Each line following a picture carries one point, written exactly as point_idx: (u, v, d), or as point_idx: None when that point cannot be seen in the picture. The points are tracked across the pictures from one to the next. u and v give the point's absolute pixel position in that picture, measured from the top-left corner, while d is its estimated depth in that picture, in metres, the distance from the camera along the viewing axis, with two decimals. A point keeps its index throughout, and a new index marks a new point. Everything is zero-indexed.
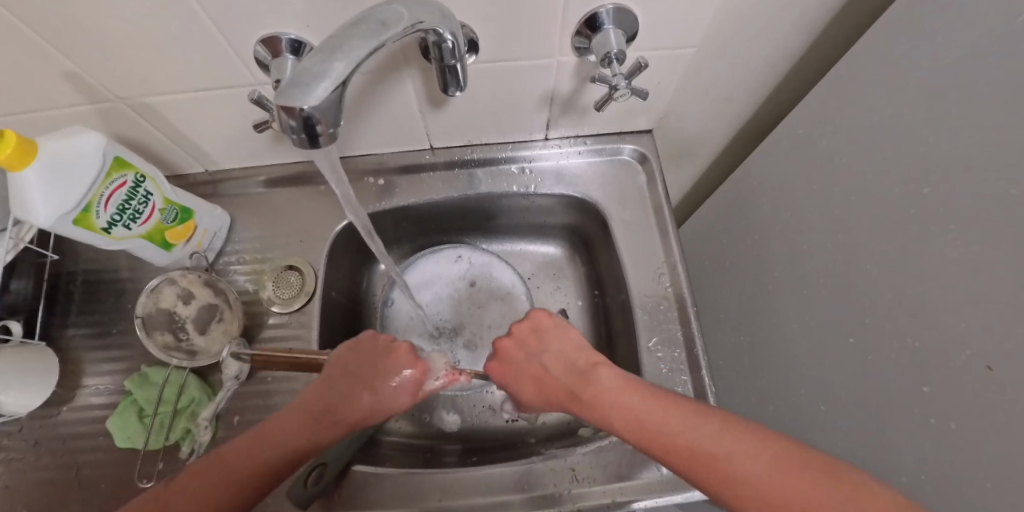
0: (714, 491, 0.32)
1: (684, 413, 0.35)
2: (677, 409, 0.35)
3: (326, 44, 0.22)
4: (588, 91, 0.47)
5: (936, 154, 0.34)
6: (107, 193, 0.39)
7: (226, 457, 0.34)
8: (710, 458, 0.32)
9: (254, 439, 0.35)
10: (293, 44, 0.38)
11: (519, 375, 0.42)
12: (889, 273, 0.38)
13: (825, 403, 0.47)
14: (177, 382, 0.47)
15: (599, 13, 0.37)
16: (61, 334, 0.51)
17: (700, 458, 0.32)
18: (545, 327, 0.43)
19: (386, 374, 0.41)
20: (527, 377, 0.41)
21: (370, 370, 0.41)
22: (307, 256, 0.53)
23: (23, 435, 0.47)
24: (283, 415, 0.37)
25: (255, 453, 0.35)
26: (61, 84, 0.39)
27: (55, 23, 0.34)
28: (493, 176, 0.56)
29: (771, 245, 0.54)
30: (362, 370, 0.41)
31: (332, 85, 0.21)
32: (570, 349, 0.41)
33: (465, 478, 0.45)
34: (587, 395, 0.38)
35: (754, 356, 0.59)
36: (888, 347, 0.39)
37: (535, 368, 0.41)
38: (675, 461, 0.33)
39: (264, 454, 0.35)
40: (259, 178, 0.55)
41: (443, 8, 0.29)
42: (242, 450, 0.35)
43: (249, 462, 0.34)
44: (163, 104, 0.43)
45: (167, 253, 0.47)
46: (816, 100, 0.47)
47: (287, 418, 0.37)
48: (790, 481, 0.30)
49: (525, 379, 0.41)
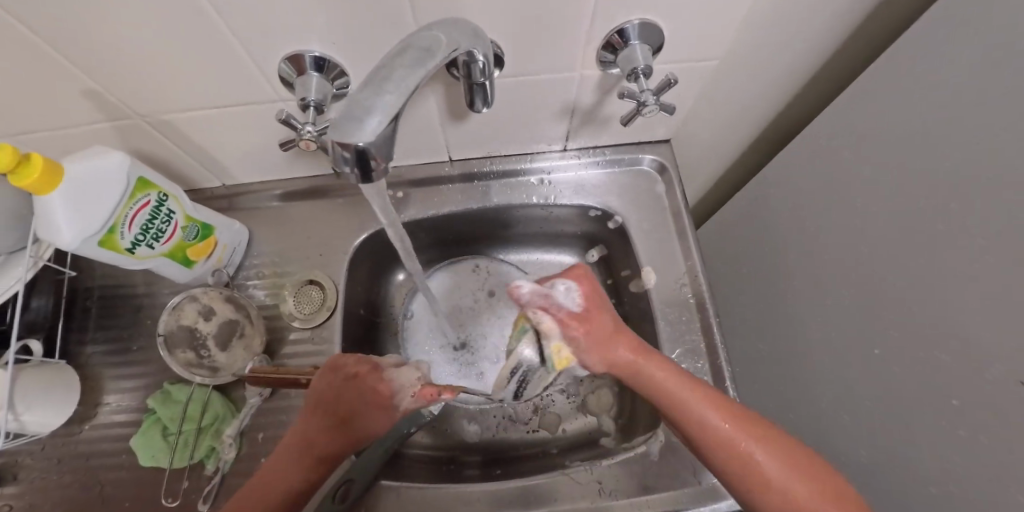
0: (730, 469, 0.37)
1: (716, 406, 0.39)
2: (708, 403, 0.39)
3: (375, 76, 0.21)
4: (610, 102, 0.47)
5: (968, 168, 0.33)
6: (132, 214, 0.39)
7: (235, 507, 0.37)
8: (733, 444, 0.37)
9: (254, 492, 0.38)
10: (317, 61, 0.37)
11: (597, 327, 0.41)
12: (916, 286, 0.38)
13: (849, 412, 0.47)
14: (200, 399, 0.46)
15: (626, 29, 0.37)
16: (80, 351, 0.51)
17: (735, 434, 0.38)
18: (592, 294, 0.42)
19: (358, 402, 0.43)
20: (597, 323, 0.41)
21: (344, 400, 0.42)
22: (326, 270, 0.53)
23: (44, 453, 0.47)
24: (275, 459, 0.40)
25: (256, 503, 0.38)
26: (81, 102, 0.39)
27: (79, 45, 0.34)
28: (511, 187, 0.55)
29: (794, 254, 0.54)
30: (336, 403, 0.42)
31: (385, 119, 0.21)
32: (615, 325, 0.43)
33: (490, 492, 0.45)
34: (639, 366, 0.41)
35: (776, 363, 0.59)
36: (916, 361, 0.39)
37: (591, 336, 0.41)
38: (702, 443, 0.38)
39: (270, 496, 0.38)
40: (275, 192, 0.55)
41: (477, 29, 0.29)
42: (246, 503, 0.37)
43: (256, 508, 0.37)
44: (183, 121, 0.43)
45: (188, 270, 0.47)
46: (840, 109, 0.47)
47: (284, 461, 0.40)
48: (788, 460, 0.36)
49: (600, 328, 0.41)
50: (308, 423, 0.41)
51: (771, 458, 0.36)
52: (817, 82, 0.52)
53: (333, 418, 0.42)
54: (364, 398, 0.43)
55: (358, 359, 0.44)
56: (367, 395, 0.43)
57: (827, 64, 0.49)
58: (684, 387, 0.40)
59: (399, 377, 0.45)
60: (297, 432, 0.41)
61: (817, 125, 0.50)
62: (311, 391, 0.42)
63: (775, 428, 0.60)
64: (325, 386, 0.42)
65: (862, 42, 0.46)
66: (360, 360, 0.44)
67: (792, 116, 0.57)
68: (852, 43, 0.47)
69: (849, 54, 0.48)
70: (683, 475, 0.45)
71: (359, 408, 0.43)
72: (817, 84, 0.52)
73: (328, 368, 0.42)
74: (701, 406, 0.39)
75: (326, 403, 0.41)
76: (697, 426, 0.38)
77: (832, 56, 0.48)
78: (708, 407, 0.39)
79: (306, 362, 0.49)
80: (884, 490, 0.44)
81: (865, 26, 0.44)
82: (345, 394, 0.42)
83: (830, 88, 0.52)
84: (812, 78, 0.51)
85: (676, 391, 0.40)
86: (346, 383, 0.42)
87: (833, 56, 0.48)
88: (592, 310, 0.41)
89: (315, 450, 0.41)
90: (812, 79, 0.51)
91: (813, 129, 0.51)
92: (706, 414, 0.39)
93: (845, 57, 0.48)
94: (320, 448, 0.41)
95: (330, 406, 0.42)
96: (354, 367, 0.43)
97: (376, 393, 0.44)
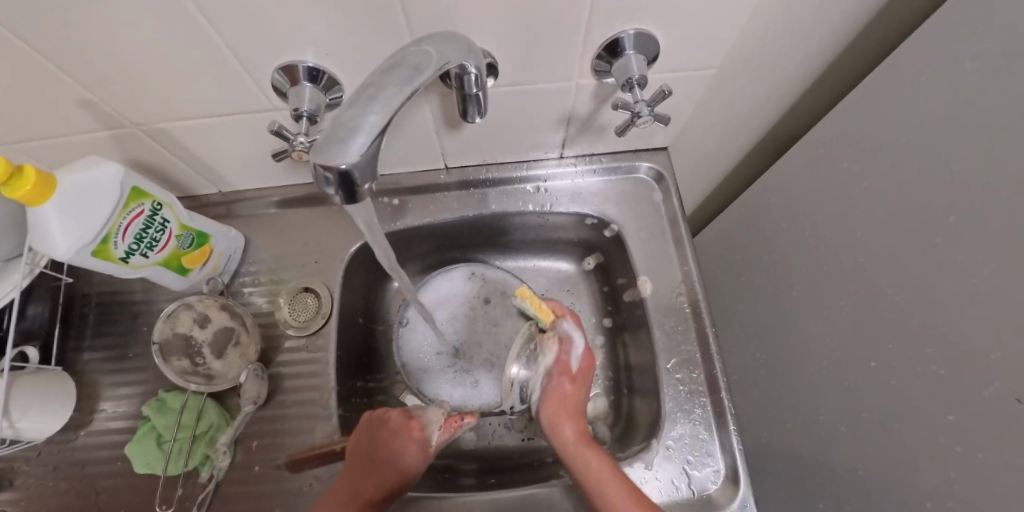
0: None
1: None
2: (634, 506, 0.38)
3: (360, 96, 0.21)
4: (607, 110, 0.46)
5: (970, 180, 0.33)
6: (125, 223, 0.39)
7: None
8: None
9: None
10: (310, 71, 0.37)
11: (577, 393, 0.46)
12: (914, 298, 0.38)
13: (846, 423, 0.47)
14: (194, 406, 0.46)
15: (621, 38, 0.37)
16: (76, 357, 0.51)
17: None
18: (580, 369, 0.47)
19: (393, 446, 0.43)
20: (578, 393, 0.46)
21: (382, 446, 0.42)
22: (322, 277, 0.53)
23: (41, 459, 0.47)
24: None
25: None
26: (76, 111, 0.39)
27: (72, 56, 0.34)
28: (507, 195, 0.55)
29: (792, 262, 0.54)
30: (375, 450, 0.42)
31: (370, 140, 0.21)
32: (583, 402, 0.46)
33: (487, 502, 0.44)
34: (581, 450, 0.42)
35: (773, 372, 0.59)
36: (913, 374, 0.39)
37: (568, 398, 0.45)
38: None
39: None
40: (271, 198, 0.55)
41: (468, 43, 0.29)
42: None
43: None
44: (178, 130, 0.43)
45: (184, 278, 0.47)
46: (841, 117, 0.46)
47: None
48: None
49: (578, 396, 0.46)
50: (351, 475, 0.40)
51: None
52: (818, 89, 0.51)
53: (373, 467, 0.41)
54: (400, 440, 0.43)
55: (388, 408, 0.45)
56: (402, 438, 0.43)
57: (828, 71, 0.49)
58: (615, 487, 0.39)
59: (426, 414, 0.47)
60: (342, 485, 0.40)
61: (817, 133, 0.50)
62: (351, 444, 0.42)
63: (771, 437, 0.60)
64: (363, 437, 0.42)
65: (863, 49, 0.46)
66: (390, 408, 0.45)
67: (792, 123, 0.56)
68: (854, 50, 0.46)
69: (851, 60, 0.47)
70: (677, 486, 0.45)
71: (394, 452, 0.42)
72: (818, 91, 0.52)
73: (366, 420, 0.44)
74: (624, 509, 0.38)
75: (365, 453, 0.41)
76: None
77: (833, 63, 0.48)
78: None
79: (301, 370, 0.49)
80: (880, 503, 0.43)
81: (867, 33, 0.44)
82: (381, 441, 0.42)
83: (831, 95, 0.52)
84: (813, 85, 0.51)
85: (603, 483, 0.40)
86: (381, 429, 0.43)
87: (835, 63, 0.48)
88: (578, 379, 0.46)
89: (359, 502, 0.40)
90: (813, 86, 0.51)
91: (812, 137, 0.50)
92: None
93: (846, 64, 0.48)
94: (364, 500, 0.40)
95: (367, 454, 0.41)
96: (385, 415, 0.44)
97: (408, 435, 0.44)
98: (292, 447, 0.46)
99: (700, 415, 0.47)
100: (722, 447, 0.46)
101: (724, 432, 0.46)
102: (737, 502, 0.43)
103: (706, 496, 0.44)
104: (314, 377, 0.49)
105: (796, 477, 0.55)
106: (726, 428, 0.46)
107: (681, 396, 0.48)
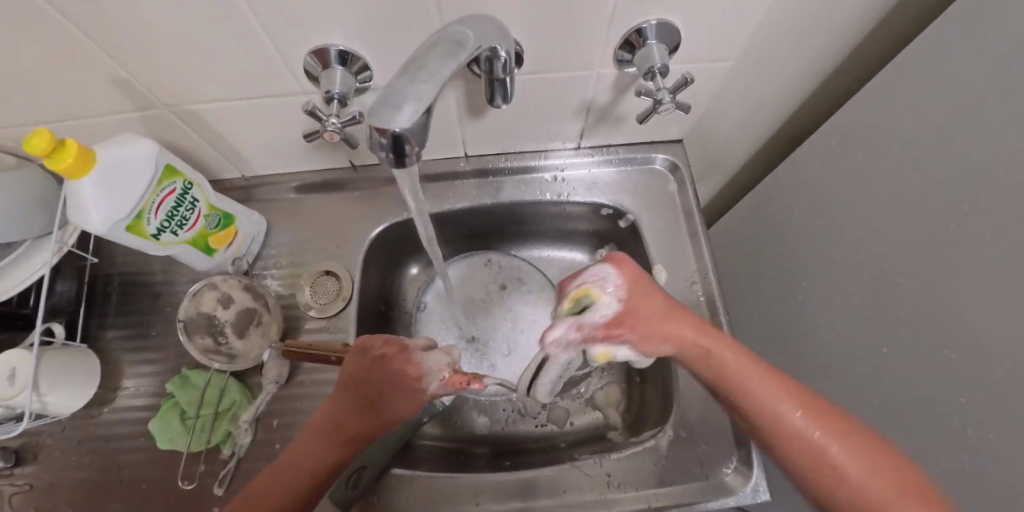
0: (808, 472, 0.34)
1: (774, 386, 0.36)
2: (769, 384, 0.37)
3: (409, 67, 0.22)
4: (626, 100, 0.47)
5: (980, 169, 0.34)
6: (158, 201, 0.40)
7: (254, 490, 0.37)
8: (792, 435, 0.35)
9: (273, 473, 0.38)
10: (341, 55, 0.38)
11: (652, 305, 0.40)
12: (924, 285, 0.39)
13: (857, 411, 0.48)
14: (218, 385, 0.47)
15: (644, 28, 0.38)
16: (100, 335, 0.52)
17: (804, 429, 0.34)
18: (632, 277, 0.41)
19: (388, 384, 0.42)
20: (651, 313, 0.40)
21: (373, 380, 0.41)
22: (342, 261, 0.54)
23: (64, 434, 0.48)
24: (305, 435, 0.40)
25: (277, 486, 0.37)
26: (111, 91, 0.40)
27: (113, 36, 0.35)
28: (524, 184, 0.56)
29: (805, 255, 0.55)
30: (365, 383, 0.41)
31: (421, 108, 0.22)
32: (660, 312, 0.40)
33: (502, 482, 0.45)
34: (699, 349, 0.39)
35: (786, 364, 0.59)
36: (924, 359, 0.39)
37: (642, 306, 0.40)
38: (777, 443, 0.35)
39: (295, 482, 0.37)
40: (292, 184, 0.56)
41: (500, 26, 0.29)
42: (265, 486, 0.37)
43: (277, 490, 0.37)
44: (208, 112, 0.44)
45: (209, 258, 0.48)
46: (853, 110, 0.47)
47: (311, 440, 0.39)
48: (854, 449, 0.33)
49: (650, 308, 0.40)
50: (340, 402, 0.40)
51: (800, 420, 0.35)
52: (831, 84, 0.52)
53: (359, 399, 0.40)
54: (393, 378, 0.42)
55: (388, 341, 0.43)
56: (398, 382, 0.42)
57: (841, 67, 0.50)
58: (754, 385, 0.37)
59: (430, 359, 0.44)
60: (323, 415, 0.40)
61: (829, 127, 0.51)
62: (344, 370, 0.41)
63: None
64: (355, 364, 0.41)
65: (876, 44, 0.47)
66: (388, 341, 0.43)
67: (804, 116, 0.57)
68: (866, 47, 0.47)
69: (863, 56, 0.48)
70: (690, 469, 0.45)
71: (389, 392, 0.42)
72: (830, 86, 0.53)
73: (363, 351, 0.42)
74: (771, 404, 0.36)
75: (354, 383, 0.41)
76: (763, 419, 0.36)
77: (846, 59, 0.49)
78: (773, 399, 0.36)
79: None
80: None
81: (880, 28, 0.45)
82: (375, 374, 0.41)
83: (844, 91, 0.53)
84: (824, 80, 0.52)
85: (743, 383, 0.37)
86: (374, 362, 0.42)
87: (848, 58, 0.49)
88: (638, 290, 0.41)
89: (343, 434, 0.40)
90: (826, 81, 0.52)
91: (824, 131, 0.51)
92: (774, 407, 0.35)
93: (859, 60, 0.49)
94: (345, 432, 0.40)
95: (353, 385, 0.41)
96: (383, 350, 0.42)
97: (405, 369, 0.42)
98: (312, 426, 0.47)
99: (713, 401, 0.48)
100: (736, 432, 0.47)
101: None
102: (749, 486, 0.44)
103: (720, 480, 0.45)
104: None
105: None
106: None
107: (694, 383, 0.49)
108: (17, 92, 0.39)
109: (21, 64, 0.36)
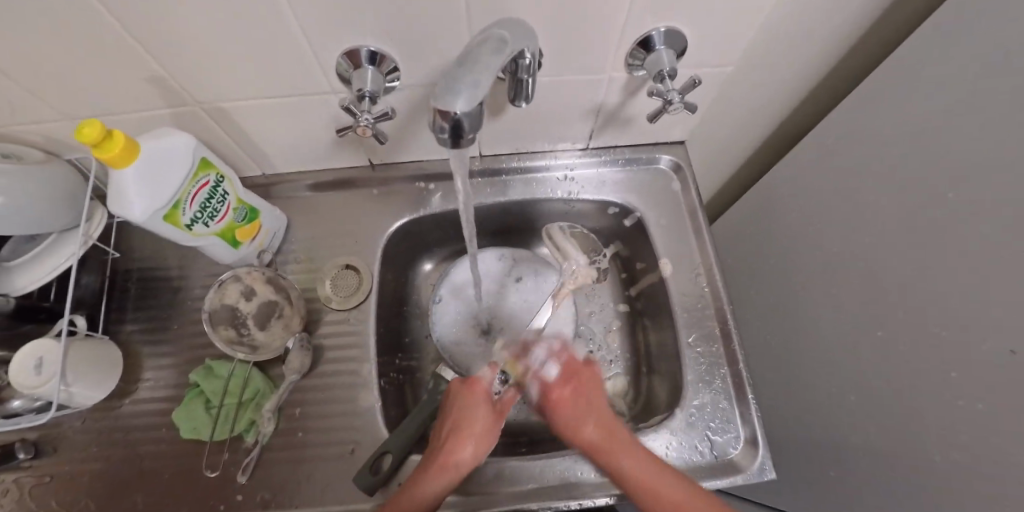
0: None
1: (640, 458, 0.42)
2: (642, 454, 0.42)
3: (464, 59, 0.24)
4: (634, 102, 0.51)
5: (958, 163, 0.37)
6: (193, 192, 0.41)
7: None
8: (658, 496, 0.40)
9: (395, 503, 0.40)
10: (373, 55, 0.40)
11: (587, 387, 0.48)
12: (916, 271, 0.42)
13: (855, 393, 0.51)
14: (241, 375, 0.48)
15: (653, 35, 0.41)
16: (120, 329, 0.52)
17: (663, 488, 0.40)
18: (590, 390, 0.48)
19: (466, 410, 0.46)
20: (580, 404, 0.46)
21: (462, 409, 0.46)
22: (361, 255, 0.56)
23: (84, 426, 0.48)
24: (419, 474, 0.42)
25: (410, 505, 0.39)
26: (146, 87, 0.42)
27: (159, 38, 0.36)
28: (538, 182, 0.59)
29: (804, 248, 0.58)
30: (457, 413, 0.46)
31: (475, 97, 0.24)
32: (594, 412, 0.45)
33: (521, 466, 0.47)
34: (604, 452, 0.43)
35: (788, 353, 0.62)
36: (915, 340, 0.42)
37: (592, 410, 0.45)
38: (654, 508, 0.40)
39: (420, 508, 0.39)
40: (308, 182, 0.58)
41: (530, 28, 0.31)
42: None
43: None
44: (235, 109, 0.46)
45: (235, 251, 0.50)
46: (843, 113, 0.51)
47: (426, 474, 0.42)
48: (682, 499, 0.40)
49: (591, 395, 0.47)
50: (442, 439, 0.44)
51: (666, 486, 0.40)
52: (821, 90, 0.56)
53: (445, 430, 0.45)
54: (470, 406, 0.47)
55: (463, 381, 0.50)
56: (468, 403, 0.47)
57: (830, 73, 0.54)
58: (630, 459, 0.41)
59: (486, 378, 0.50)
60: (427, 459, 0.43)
61: (820, 129, 0.55)
62: (444, 411, 0.48)
63: (787, 413, 0.63)
64: (454, 402, 0.47)
65: (863, 53, 0.51)
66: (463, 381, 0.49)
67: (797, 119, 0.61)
68: (853, 56, 0.51)
69: (850, 63, 0.52)
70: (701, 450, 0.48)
71: (468, 413, 0.46)
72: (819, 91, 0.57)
73: (451, 387, 0.49)
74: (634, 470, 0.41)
75: (450, 420, 0.46)
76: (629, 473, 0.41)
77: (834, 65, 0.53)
78: (639, 462, 0.41)
79: (341, 344, 0.52)
80: (892, 465, 0.47)
81: (866, 40, 0.49)
82: (461, 408, 0.47)
83: (833, 95, 0.57)
84: (814, 85, 0.56)
85: (615, 441, 0.43)
86: (461, 391, 0.48)
87: (836, 65, 0.53)
88: (588, 402, 0.46)
89: (444, 468, 0.42)
90: (817, 86, 0.56)
91: (815, 133, 0.55)
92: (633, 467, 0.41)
93: (846, 66, 0.53)
94: (447, 462, 0.42)
95: (445, 424, 0.46)
96: (467, 382, 0.48)
97: (480, 398, 0.47)
98: (335, 415, 0.49)
99: (720, 385, 0.51)
100: (743, 415, 0.49)
101: (743, 402, 0.49)
102: (757, 465, 0.46)
103: (729, 459, 0.47)
104: (355, 349, 0.52)
105: (812, 449, 0.59)
106: (745, 398, 0.50)
107: (701, 369, 0.51)
108: (52, 86, 0.40)
109: (51, 66, 0.38)
